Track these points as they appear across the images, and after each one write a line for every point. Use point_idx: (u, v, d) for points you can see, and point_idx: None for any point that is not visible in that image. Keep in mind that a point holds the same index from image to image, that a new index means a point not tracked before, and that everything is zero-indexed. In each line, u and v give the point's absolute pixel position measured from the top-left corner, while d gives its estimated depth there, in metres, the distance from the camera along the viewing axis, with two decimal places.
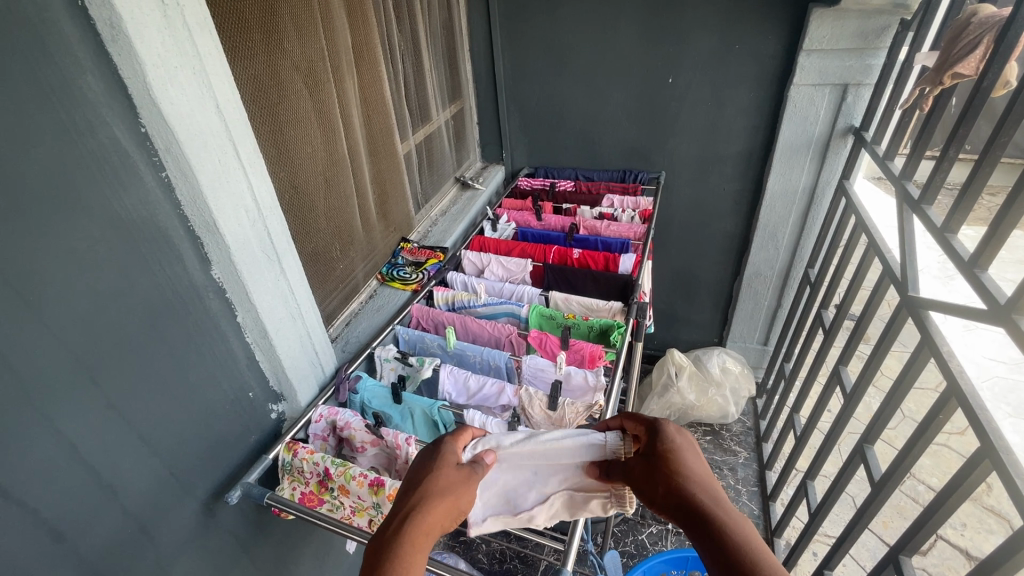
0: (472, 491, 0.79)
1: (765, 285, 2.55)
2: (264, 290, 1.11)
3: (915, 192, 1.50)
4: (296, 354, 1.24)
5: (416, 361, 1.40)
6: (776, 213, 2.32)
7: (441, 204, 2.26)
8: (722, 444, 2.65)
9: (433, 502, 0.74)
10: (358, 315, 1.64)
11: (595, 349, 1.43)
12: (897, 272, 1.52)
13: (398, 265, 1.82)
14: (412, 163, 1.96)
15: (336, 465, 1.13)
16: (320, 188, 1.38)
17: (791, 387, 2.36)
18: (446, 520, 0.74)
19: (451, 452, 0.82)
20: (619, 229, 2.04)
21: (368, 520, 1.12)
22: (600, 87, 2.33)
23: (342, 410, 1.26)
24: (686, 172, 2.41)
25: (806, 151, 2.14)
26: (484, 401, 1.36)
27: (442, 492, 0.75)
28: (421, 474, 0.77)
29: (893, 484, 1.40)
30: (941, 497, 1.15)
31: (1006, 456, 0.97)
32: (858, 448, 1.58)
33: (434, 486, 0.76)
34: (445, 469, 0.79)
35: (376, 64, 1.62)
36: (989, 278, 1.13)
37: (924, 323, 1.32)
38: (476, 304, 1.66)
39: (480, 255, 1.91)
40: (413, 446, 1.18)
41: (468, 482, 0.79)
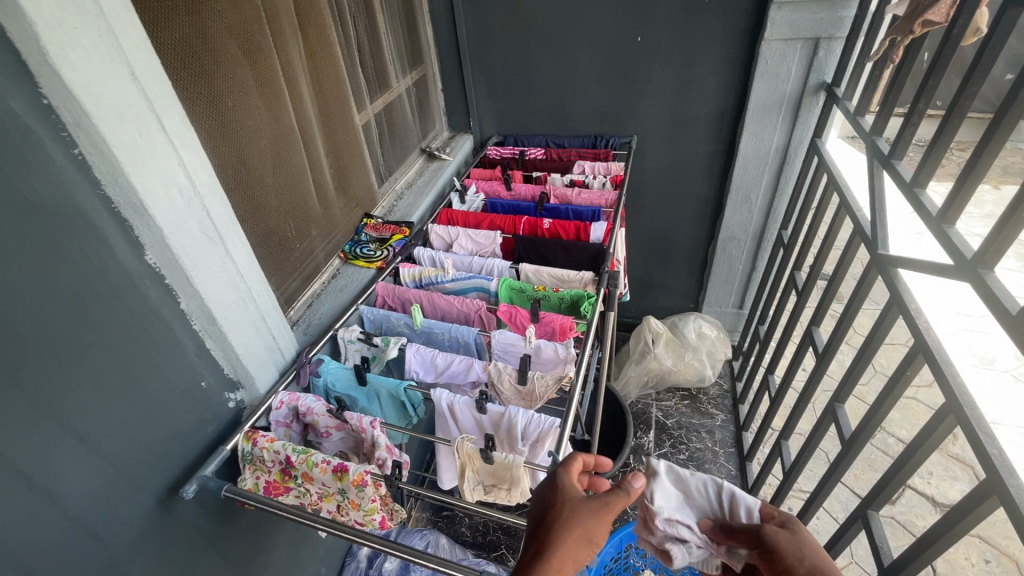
0: (602, 519, 0.78)
1: (740, 248, 2.54)
2: (208, 274, 1.04)
3: (885, 148, 1.48)
4: (251, 341, 1.18)
5: (381, 341, 1.35)
6: (748, 175, 2.29)
7: (406, 176, 2.17)
8: (700, 408, 2.69)
9: (563, 537, 0.75)
10: (320, 296, 1.58)
11: (565, 321, 1.40)
12: (867, 230, 1.50)
13: (361, 242, 1.75)
14: (372, 135, 1.87)
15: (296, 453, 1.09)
16: (268, 163, 1.29)
17: (766, 349, 2.38)
18: (580, 550, 0.76)
19: (570, 486, 0.83)
20: (590, 197, 1.99)
21: (336, 504, 1.11)
22: (567, 49, 2.23)
23: (303, 396, 1.21)
24: (658, 136, 2.35)
25: (778, 110, 2.09)
26: (453, 379, 1.32)
27: (568, 526, 0.77)
28: (547, 513, 0.80)
29: (862, 441, 1.42)
30: (906, 453, 1.17)
31: (968, 408, 0.97)
32: (829, 407, 1.59)
33: (565, 526, 0.76)
34: (568, 504, 0.79)
35: (323, 27, 1.51)
36: (956, 234, 1.11)
37: (893, 281, 1.32)
38: (444, 280, 1.61)
39: (447, 228, 1.85)
40: (377, 429, 1.15)
41: (600, 511, 0.79)
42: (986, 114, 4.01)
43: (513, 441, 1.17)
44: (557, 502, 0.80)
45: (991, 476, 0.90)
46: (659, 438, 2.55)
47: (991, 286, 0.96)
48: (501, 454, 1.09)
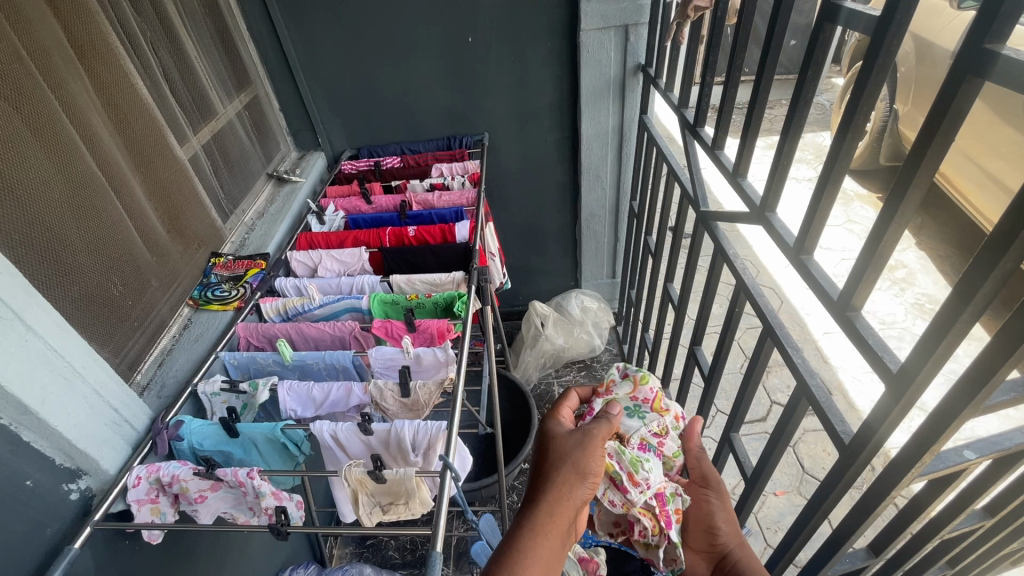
0: (592, 452, 0.90)
1: (601, 223, 2.73)
2: (6, 356, 0.89)
3: (691, 118, 1.67)
4: (85, 420, 1.04)
5: (249, 386, 1.27)
6: (595, 155, 2.47)
7: (256, 205, 2.04)
8: (595, 375, 2.87)
9: (554, 466, 0.89)
10: (172, 351, 1.43)
11: (440, 324, 1.43)
12: (691, 191, 1.70)
13: (211, 284, 1.62)
14: (203, 167, 1.72)
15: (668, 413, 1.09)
16: (71, 219, 1.16)
17: (639, 310, 2.60)
18: (570, 490, 0.86)
19: (556, 431, 0.95)
20: (451, 198, 2.03)
21: (253, 493, 1.10)
22: (401, 54, 2.22)
23: (164, 465, 1.10)
24: (508, 129, 2.44)
25: (607, 93, 2.28)
26: (334, 408, 1.27)
27: (560, 464, 0.89)
28: (542, 458, 0.92)
29: (718, 374, 1.58)
30: (750, 374, 1.35)
31: (780, 330, 1.17)
32: (691, 351, 1.78)
33: (555, 464, 0.89)
34: (557, 443, 0.92)
35: (114, 58, 1.36)
36: (748, 183, 1.28)
37: (716, 233, 1.51)
38: (312, 308, 1.56)
39: (308, 253, 1.78)
40: (257, 479, 1.08)
41: (586, 442, 0.90)
42: (787, 76, 4.68)
43: (405, 454, 1.17)
44: (547, 447, 0.93)
45: (801, 384, 1.07)
46: None
47: (774, 225, 1.13)
48: (392, 471, 1.08)
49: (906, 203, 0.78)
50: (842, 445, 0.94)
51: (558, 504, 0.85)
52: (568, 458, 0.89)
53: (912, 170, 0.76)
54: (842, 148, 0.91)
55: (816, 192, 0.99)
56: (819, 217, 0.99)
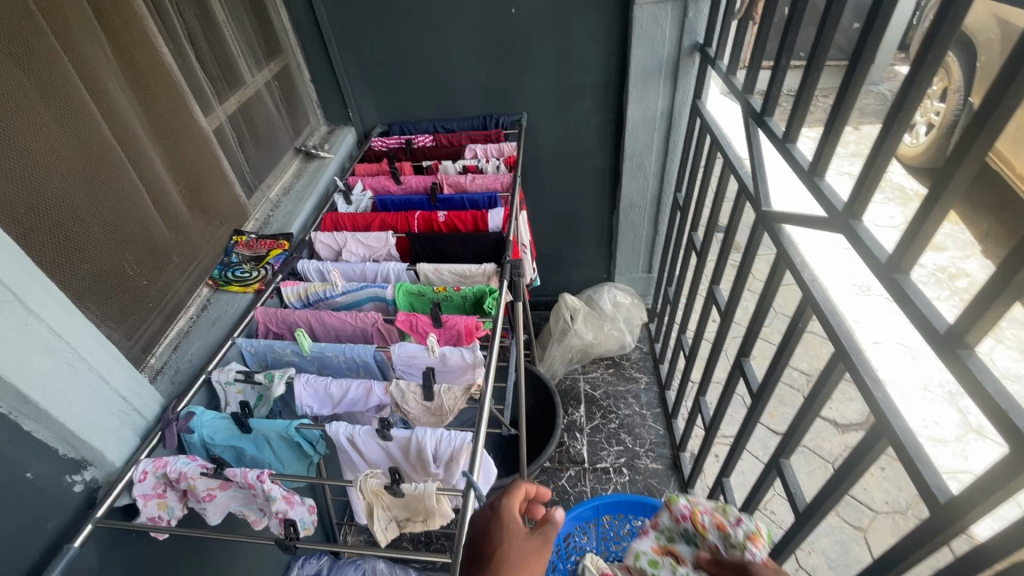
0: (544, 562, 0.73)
1: (641, 215, 2.57)
2: (5, 343, 0.82)
3: (758, 106, 1.50)
4: (91, 410, 0.98)
5: (265, 378, 1.19)
6: (640, 141, 2.30)
7: (282, 181, 1.95)
8: (624, 374, 2.75)
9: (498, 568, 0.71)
10: (188, 334, 1.37)
11: (468, 322, 1.32)
12: (750, 187, 1.54)
13: (232, 264, 1.54)
14: (227, 139, 1.64)
15: (711, 530, 0.95)
16: (83, 192, 1.08)
17: (676, 310, 2.45)
18: None
19: (506, 519, 0.76)
20: (484, 182, 1.90)
21: (264, 498, 1.03)
22: (440, 25, 2.08)
23: (172, 460, 1.04)
24: (548, 110, 2.29)
25: (658, 75, 2.11)
26: (353, 407, 1.19)
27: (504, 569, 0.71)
28: (483, 553, 0.74)
29: (769, 392, 1.44)
30: (811, 400, 1.20)
31: (856, 357, 1.02)
32: (736, 362, 1.62)
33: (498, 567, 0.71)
34: (506, 539, 0.74)
35: (134, 19, 1.27)
36: (827, 185, 1.13)
37: (779, 236, 1.35)
38: (334, 294, 1.47)
39: (333, 235, 1.69)
40: (268, 483, 1.01)
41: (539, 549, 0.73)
42: None
43: (426, 463, 1.08)
44: (492, 539, 0.75)
45: (880, 423, 0.94)
46: (590, 412, 2.58)
47: (861, 236, 0.99)
48: (410, 484, 0.99)
49: None
50: (935, 504, 0.81)
51: None
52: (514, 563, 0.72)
53: None
54: (968, 150, 0.75)
55: (926, 200, 0.83)
56: (924, 232, 0.84)
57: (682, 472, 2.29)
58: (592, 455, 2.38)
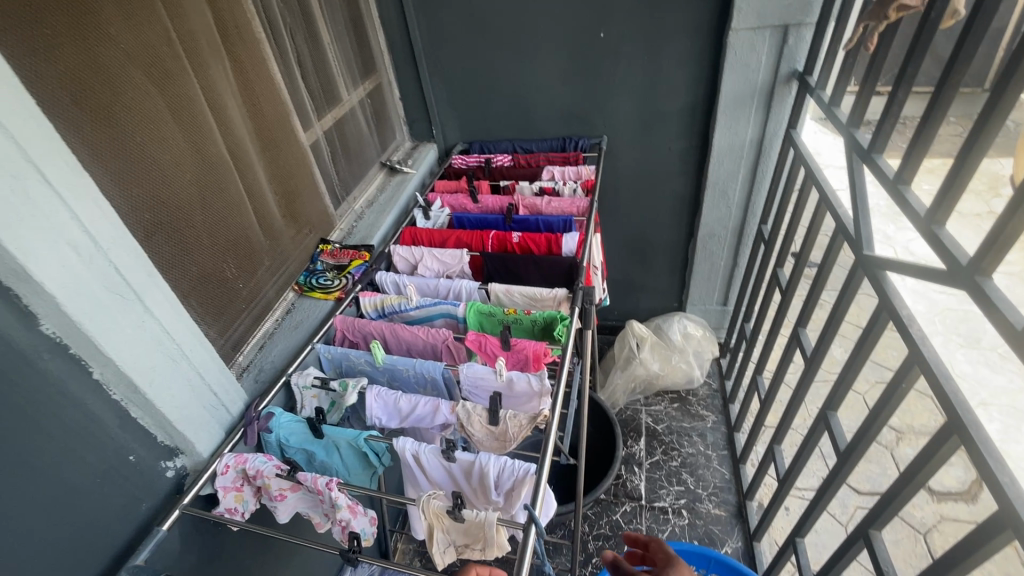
0: None
1: (720, 245, 2.46)
2: (124, 337, 0.91)
3: (864, 140, 1.39)
4: (187, 403, 1.05)
5: (339, 386, 1.24)
6: (724, 169, 2.21)
7: (367, 194, 2.05)
8: (689, 410, 2.62)
9: None
10: (274, 335, 1.45)
11: (537, 348, 1.31)
12: (850, 227, 1.42)
13: (317, 271, 1.63)
14: (322, 153, 1.74)
15: None
16: (197, 200, 1.18)
17: (753, 348, 2.31)
18: None
19: None
20: (560, 205, 1.89)
21: (330, 505, 1.06)
22: (528, 48, 2.12)
23: (251, 458, 1.10)
24: (630, 134, 2.26)
25: (750, 102, 2.02)
26: (419, 423, 1.21)
27: None
28: None
29: (859, 453, 1.31)
30: (912, 470, 1.08)
31: (975, 430, 0.91)
32: (822, 415, 1.49)
33: None
34: None
35: (253, 43, 1.39)
36: (947, 234, 1.03)
37: (882, 283, 1.24)
38: (408, 308, 1.51)
39: (411, 249, 1.75)
40: (336, 491, 1.04)
41: None
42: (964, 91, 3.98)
43: (487, 490, 1.07)
44: None
45: (1008, 512, 0.82)
46: (650, 446, 2.48)
47: (991, 295, 0.89)
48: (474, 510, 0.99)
49: None
50: None
51: None
52: None
53: None
54: None
55: None
56: None
57: (748, 523, 2.13)
58: (650, 492, 2.28)
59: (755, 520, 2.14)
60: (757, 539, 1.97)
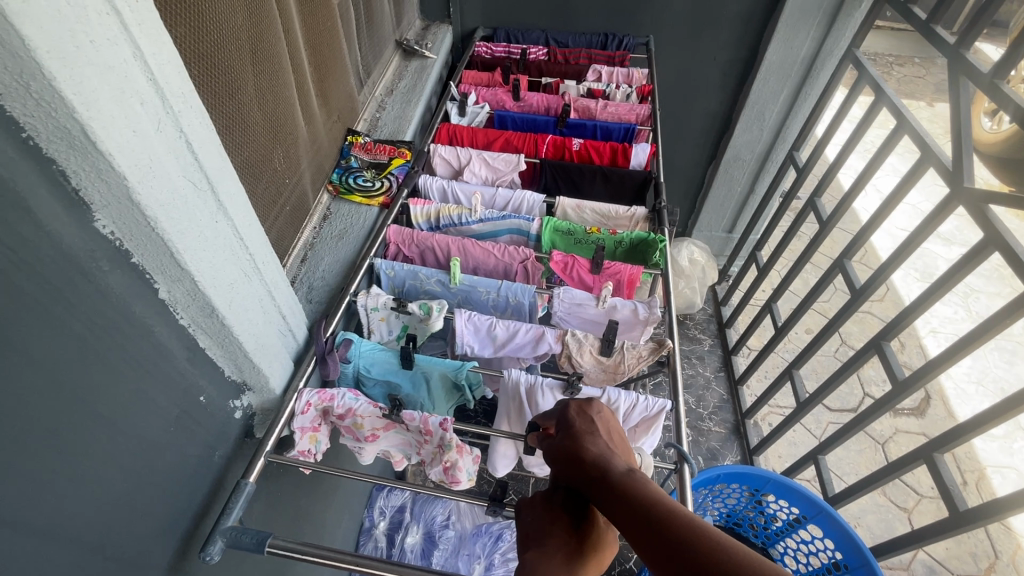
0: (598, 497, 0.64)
1: (742, 169, 2.38)
2: (202, 243, 0.66)
3: (977, 63, 1.31)
4: (261, 329, 0.82)
5: (420, 310, 1.05)
6: (769, 87, 2.07)
7: (385, 80, 1.70)
8: (687, 334, 2.67)
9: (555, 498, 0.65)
10: (314, 246, 1.20)
11: (636, 272, 1.17)
12: (942, 158, 1.38)
13: (351, 170, 1.35)
14: (348, 18, 1.38)
15: None
16: (246, 62, 0.87)
17: (765, 276, 2.33)
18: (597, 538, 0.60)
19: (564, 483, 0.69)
20: (617, 111, 1.68)
21: (437, 444, 0.92)
22: None
23: (338, 393, 0.90)
24: (676, 37, 2.03)
25: (816, 12, 1.85)
26: (517, 352, 1.06)
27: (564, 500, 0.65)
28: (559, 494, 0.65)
29: (920, 382, 1.36)
30: (1005, 401, 1.12)
31: None
32: (873, 345, 1.53)
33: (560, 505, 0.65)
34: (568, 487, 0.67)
35: None
36: None
37: (987, 218, 1.21)
38: (471, 221, 1.30)
39: (456, 151, 1.49)
40: (451, 431, 0.89)
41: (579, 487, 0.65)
42: None
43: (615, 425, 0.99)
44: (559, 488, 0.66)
45: None
46: None
47: None
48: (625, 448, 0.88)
49: None
50: None
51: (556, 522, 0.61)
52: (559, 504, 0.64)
53: None
54: None
55: None
56: None
57: (747, 439, 2.27)
58: None
59: (752, 436, 2.28)
60: (760, 454, 2.11)
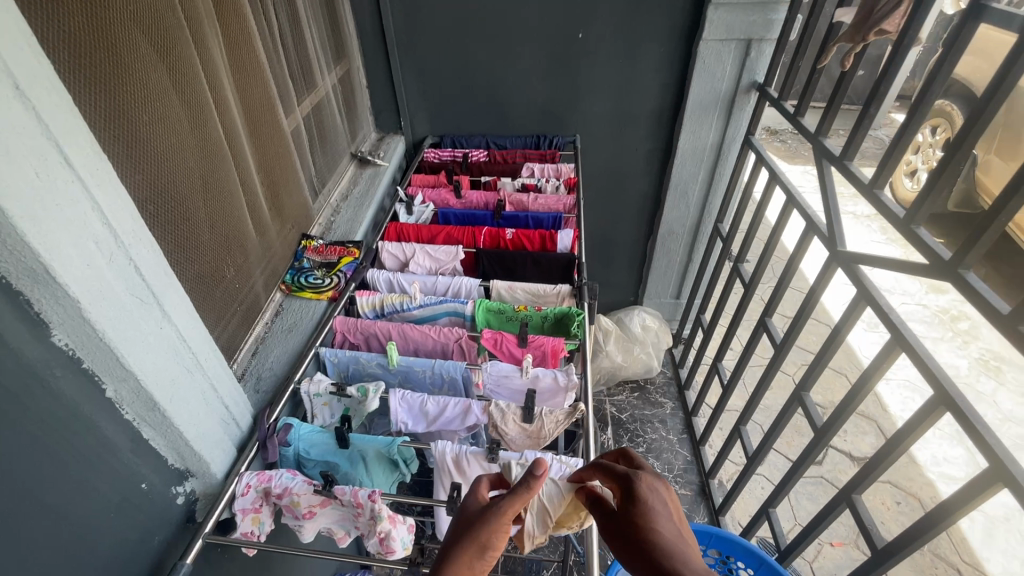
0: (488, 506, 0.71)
1: (678, 242, 2.61)
2: (144, 347, 0.79)
3: (833, 148, 1.55)
4: (202, 419, 0.93)
5: (358, 392, 1.16)
6: (687, 171, 2.35)
7: (340, 187, 1.92)
8: (649, 398, 2.76)
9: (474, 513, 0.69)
10: (265, 341, 1.32)
11: (557, 343, 1.31)
12: (821, 226, 1.58)
13: (303, 269, 1.51)
14: (302, 142, 1.61)
15: None
16: (198, 193, 1.04)
17: (710, 337, 2.48)
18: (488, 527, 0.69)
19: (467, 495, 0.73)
20: (547, 202, 1.90)
21: (369, 517, 0.99)
22: (506, 44, 2.10)
23: (276, 474, 0.99)
24: (601, 135, 2.32)
25: (714, 109, 2.16)
26: (447, 425, 1.16)
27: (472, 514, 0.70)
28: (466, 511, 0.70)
29: (834, 428, 1.47)
30: (896, 439, 1.23)
31: (956, 399, 1.07)
32: (795, 396, 1.65)
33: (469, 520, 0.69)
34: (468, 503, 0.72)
35: (244, 17, 1.25)
36: (925, 233, 1.18)
37: (858, 276, 1.40)
38: (412, 307, 1.45)
39: (401, 246, 1.67)
40: (379, 502, 0.98)
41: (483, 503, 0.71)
42: (861, 107, 4.51)
43: None
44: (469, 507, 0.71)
45: (994, 467, 0.96)
46: (617, 434, 2.58)
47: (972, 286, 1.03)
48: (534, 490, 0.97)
49: None
50: None
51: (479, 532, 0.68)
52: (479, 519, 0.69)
53: None
54: None
55: None
56: None
57: (712, 500, 2.30)
58: None
59: (717, 496, 2.32)
60: (723, 514, 2.13)
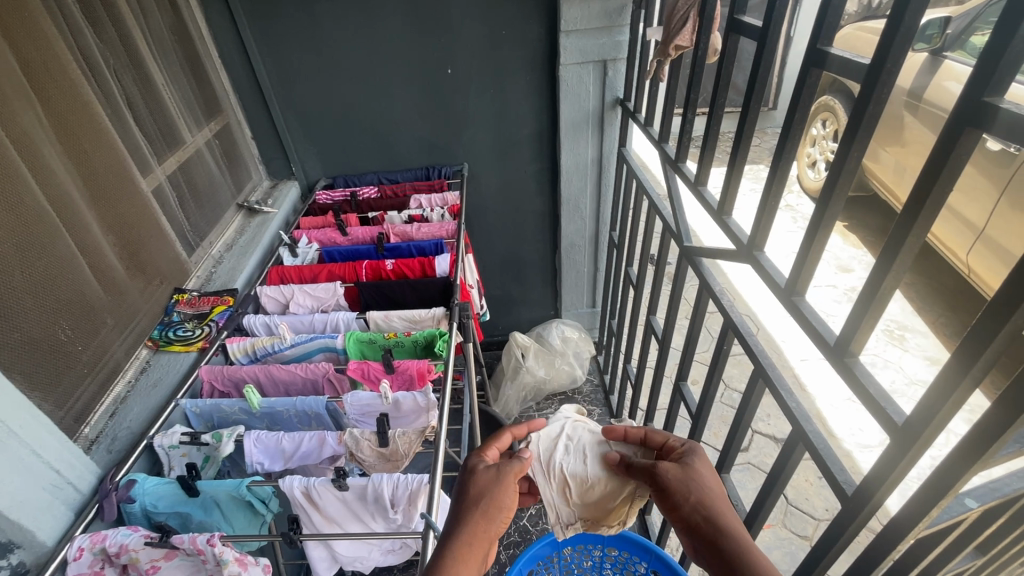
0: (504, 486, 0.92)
1: (581, 253, 2.72)
2: None
3: (671, 153, 1.67)
4: (21, 486, 0.93)
5: (212, 438, 1.17)
6: (574, 186, 2.47)
7: (224, 237, 1.94)
8: (577, 407, 2.81)
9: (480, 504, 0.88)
10: (126, 399, 1.31)
11: (421, 365, 1.35)
12: (673, 225, 1.69)
13: (173, 323, 1.51)
14: (168, 199, 1.63)
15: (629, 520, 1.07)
16: (13, 261, 1.06)
17: (621, 341, 2.57)
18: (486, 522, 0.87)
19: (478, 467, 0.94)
20: (430, 230, 1.97)
21: (213, 562, 0.99)
22: (381, 85, 2.20)
23: (111, 533, 0.99)
24: (488, 160, 2.43)
25: (586, 126, 2.29)
26: (306, 459, 1.18)
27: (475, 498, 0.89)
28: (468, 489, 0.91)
29: (705, 412, 1.55)
30: (740, 416, 1.31)
31: (771, 372, 1.15)
32: (676, 387, 1.73)
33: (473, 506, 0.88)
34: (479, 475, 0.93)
35: (75, 87, 1.30)
36: (733, 221, 1.28)
37: (701, 269, 1.50)
38: (283, 348, 1.46)
39: (280, 288, 1.70)
40: (218, 546, 0.98)
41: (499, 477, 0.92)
42: None
43: (387, 506, 1.09)
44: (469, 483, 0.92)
45: (796, 429, 1.04)
46: None
47: (763, 264, 1.12)
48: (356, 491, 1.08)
49: (903, 254, 0.77)
50: (844, 496, 0.91)
51: (477, 535, 0.86)
52: (484, 496, 0.90)
53: (905, 228, 0.75)
54: (838, 183, 0.89)
55: (812, 227, 0.97)
56: (811, 257, 0.98)
57: None
58: None
59: None
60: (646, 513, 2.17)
